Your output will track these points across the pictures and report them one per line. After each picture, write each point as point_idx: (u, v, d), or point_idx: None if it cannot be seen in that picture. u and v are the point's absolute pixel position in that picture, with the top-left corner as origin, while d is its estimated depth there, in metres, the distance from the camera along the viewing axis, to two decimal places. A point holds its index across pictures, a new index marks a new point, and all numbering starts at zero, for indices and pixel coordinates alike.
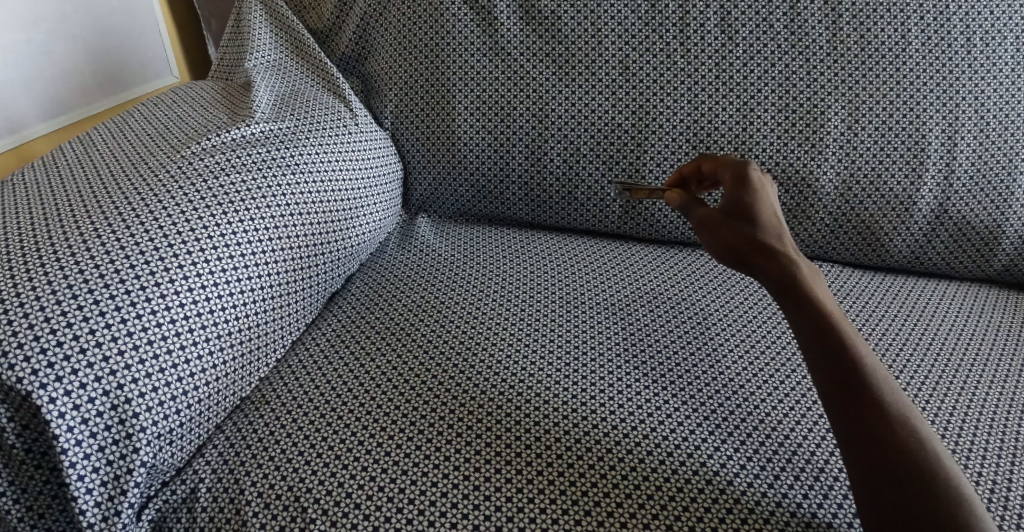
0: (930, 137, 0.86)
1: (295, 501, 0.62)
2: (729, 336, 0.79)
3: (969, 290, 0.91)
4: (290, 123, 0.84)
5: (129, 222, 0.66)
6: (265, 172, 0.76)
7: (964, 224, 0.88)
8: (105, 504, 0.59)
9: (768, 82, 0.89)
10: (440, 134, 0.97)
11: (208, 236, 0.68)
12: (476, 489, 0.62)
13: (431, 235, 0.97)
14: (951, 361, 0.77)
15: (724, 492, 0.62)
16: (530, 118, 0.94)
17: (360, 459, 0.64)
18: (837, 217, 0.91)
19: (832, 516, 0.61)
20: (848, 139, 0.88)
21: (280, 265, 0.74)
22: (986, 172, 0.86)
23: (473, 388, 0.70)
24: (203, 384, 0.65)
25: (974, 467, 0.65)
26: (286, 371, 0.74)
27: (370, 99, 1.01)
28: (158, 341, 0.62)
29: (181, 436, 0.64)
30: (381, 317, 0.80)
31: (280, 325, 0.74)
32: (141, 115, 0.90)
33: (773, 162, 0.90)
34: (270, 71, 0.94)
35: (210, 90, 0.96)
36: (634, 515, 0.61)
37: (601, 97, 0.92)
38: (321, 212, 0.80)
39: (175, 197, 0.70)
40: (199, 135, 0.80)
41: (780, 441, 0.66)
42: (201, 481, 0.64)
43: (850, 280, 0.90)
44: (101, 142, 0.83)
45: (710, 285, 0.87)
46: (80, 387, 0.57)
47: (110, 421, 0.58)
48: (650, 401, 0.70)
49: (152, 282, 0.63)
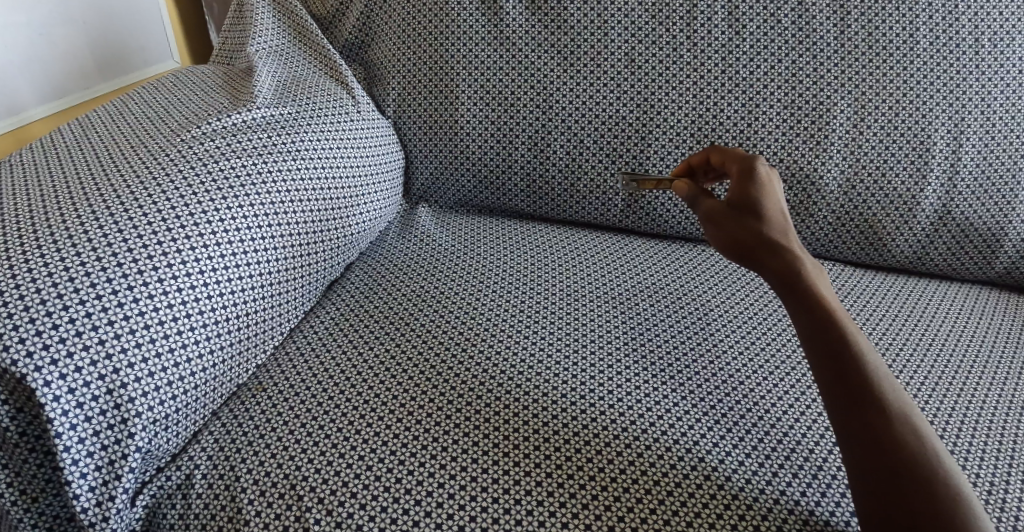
0: (935, 138, 0.86)
1: (291, 489, 0.61)
2: (729, 332, 0.78)
3: (969, 291, 0.90)
4: (292, 109, 0.84)
5: (127, 205, 0.65)
6: (267, 158, 0.76)
7: (966, 225, 0.88)
8: (99, 489, 0.58)
9: (775, 78, 0.88)
10: (443, 123, 0.96)
11: (207, 220, 0.68)
12: (472, 480, 0.62)
13: (431, 224, 0.96)
14: (951, 362, 0.77)
15: (723, 488, 0.62)
16: (534, 109, 0.93)
17: (357, 449, 0.64)
18: (840, 215, 0.90)
19: (830, 514, 0.60)
20: (853, 137, 0.87)
21: (279, 251, 0.74)
22: (991, 173, 0.86)
23: (471, 379, 0.70)
24: (200, 370, 0.65)
25: (973, 469, 0.65)
26: (284, 358, 0.73)
27: (373, 87, 1.00)
28: (155, 326, 0.61)
29: (177, 422, 0.63)
30: (380, 306, 0.79)
31: (278, 311, 0.74)
32: (142, 98, 0.89)
33: (777, 159, 0.89)
34: (272, 56, 0.93)
35: (211, 75, 0.95)
36: (632, 509, 0.60)
37: (606, 89, 0.91)
38: (322, 198, 0.80)
39: (175, 180, 0.69)
40: (200, 118, 0.80)
41: (779, 438, 0.66)
42: (196, 468, 0.64)
43: (851, 279, 0.90)
44: (99, 124, 0.83)
45: (712, 280, 0.87)
46: (75, 371, 0.56)
47: (105, 406, 0.57)
48: (649, 395, 0.70)
49: (149, 266, 0.62)
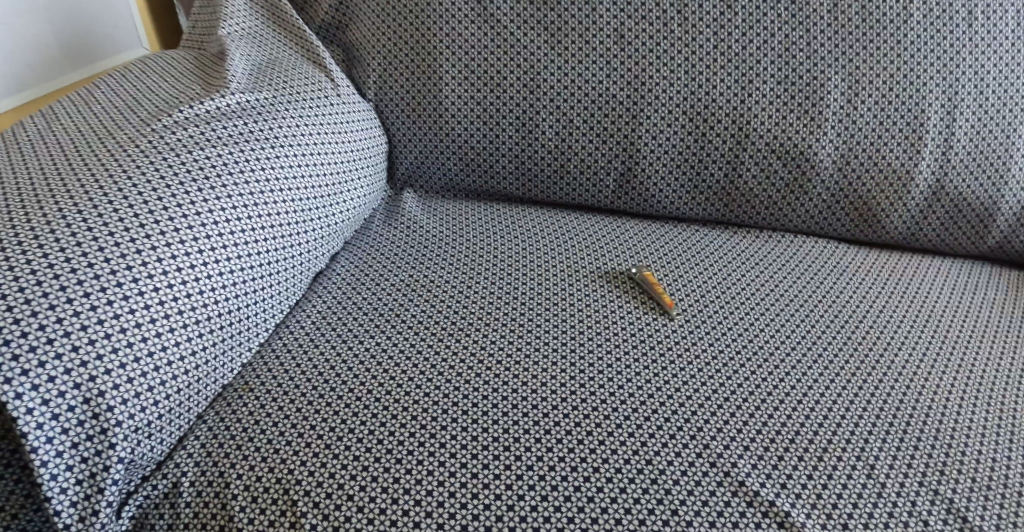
0: (929, 112, 0.85)
1: (284, 494, 0.58)
2: (726, 312, 0.77)
3: (963, 267, 0.90)
4: (268, 93, 0.80)
5: (97, 203, 0.62)
6: (245, 146, 0.73)
7: (961, 200, 0.87)
8: (82, 503, 0.55)
9: (768, 53, 0.86)
10: (426, 104, 0.93)
11: (182, 214, 0.65)
12: (474, 477, 0.59)
13: (417, 210, 0.94)
14: (949, 339, 0.76)
15: (730, 475, 0.60)
16: (521, 88, 0.90)
17: (351, 448, 0.61)
18: (835, 191, 0.89)
19: (840, 499, 0.59)
20: (848, 112, 0.86)
21: (261, 244, 0.71)
22: (984, 146, 0.85)
23: (467, 372, 0.68)
24: (184, 372, 0.62)
25: (977, 445, 0.64)
26: (269, 354, 0.70)
27: (351, 69, 0.96)
28: (132, 330, 0.58)
29: (161, 429, 0.60)
30: (369, 297, 0.77)
31: (262, 308, 0.71)
32: (108, 86, 0.85)
33: (772, 135, 0.87)
34: (246, 40, 0.89)
35: (180, 60, 0.91)
36: (638, 500, 0.58)
37: (596, 67, 0.89)
38: (303, 187, 0.77)
39: (147, 174, 0.66)
40: (171, 106, 0.76)
41: (784, 421, 0.65)
42: (183, 475, 0.60)
43: (846, 257, 0.89)
44: (63, 115, 0.78)
45: (706, 261, 0.85)
46: (49, 381, 0.53)
47: (83, 416, 0.54)
48: (651, 381, 0.68)
49: (123, 266, 0.59)
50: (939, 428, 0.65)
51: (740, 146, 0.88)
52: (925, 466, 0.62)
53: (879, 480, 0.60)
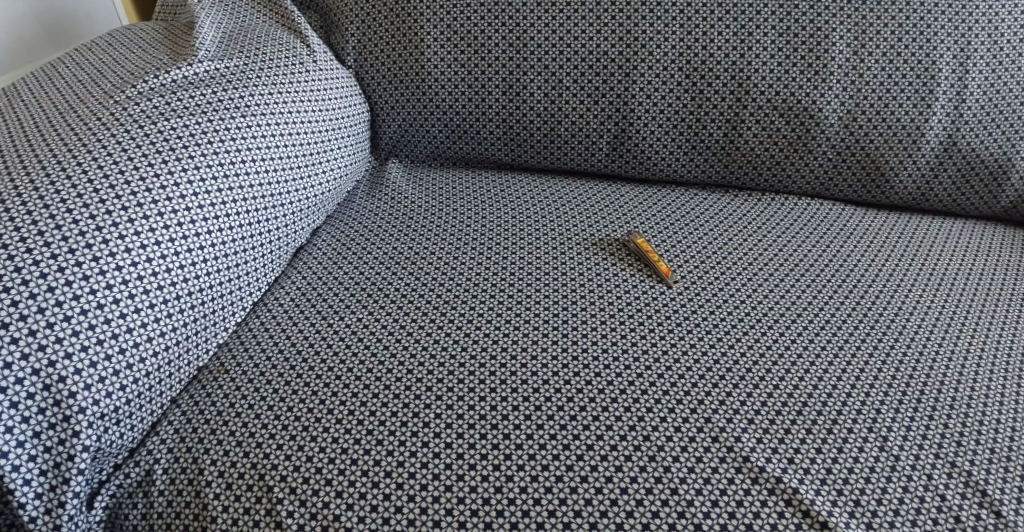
0: (940, 64, 0.80)
1: (261, 480, 0.56)
2: (727, 280, 0.73)
3: (976, 228, 0.86)
4: (239, 61, 0.76)
5: (55, 179, 0.58)
6: (214, 115, 0.69)
7: (973, 156, 0.83)
8: (47, 495, 0.52)
9: (768, 3, 0.81)
10: (409, 68, 0.88)
11: (146, 188, 0.61)
12: (460, 457, 0.57)
13: (403, 181, 0.90)
14: (961, 303, 0.72)
15: (732, 450, 0.57)
16: (508, 48, 0.86)
17: (331, 429, 0.58)
18: (840, 150, 0.85)
19: (847, 472, 0.56)
20: (854, 65, 0.81)
21: (233, 219, 0.67)
22: (998, 99, 0.80)
23: (454, 347, 0.64)
24: (154, 355, 0.58)
25: (992, 414, 0.61)
26: (246, 333, 0.67)
27: (329, 35, 0.91)
28: (93, 312, 0.55)
29: (131, 415, 0.57)
30: (351, 272, 0.73)
31: (237, 285, 0.68)
32: (73, 61, 0.81)
33: (773, 91, 0.83)
34: (218, 9, 0.85)
35: (150, 31, 0.87)
36: (636, 479, 0.55)
37: (586, 23, 0.84)
38: (279, 158, 0.73)
39: (109, 147, 0.62)
40: (135, 77, 0.72)
41: (789, 392, 0.61)
42: (156, 462, 0.58)
43: (852, 219, 0.85)
44: (25, 92, 0.74)
45: (705, 227, 0.81)
46: (5, 368, 0.50)
47: (44, 404, 0.51)
48: (647, 353, 0.65)
49: (82, 244, 0.56)
50: (950, 397, 0.62)
51: (740, 104, 0.84)
52: (938, 436, 0.58)
53: (890, 452, 0.57)
